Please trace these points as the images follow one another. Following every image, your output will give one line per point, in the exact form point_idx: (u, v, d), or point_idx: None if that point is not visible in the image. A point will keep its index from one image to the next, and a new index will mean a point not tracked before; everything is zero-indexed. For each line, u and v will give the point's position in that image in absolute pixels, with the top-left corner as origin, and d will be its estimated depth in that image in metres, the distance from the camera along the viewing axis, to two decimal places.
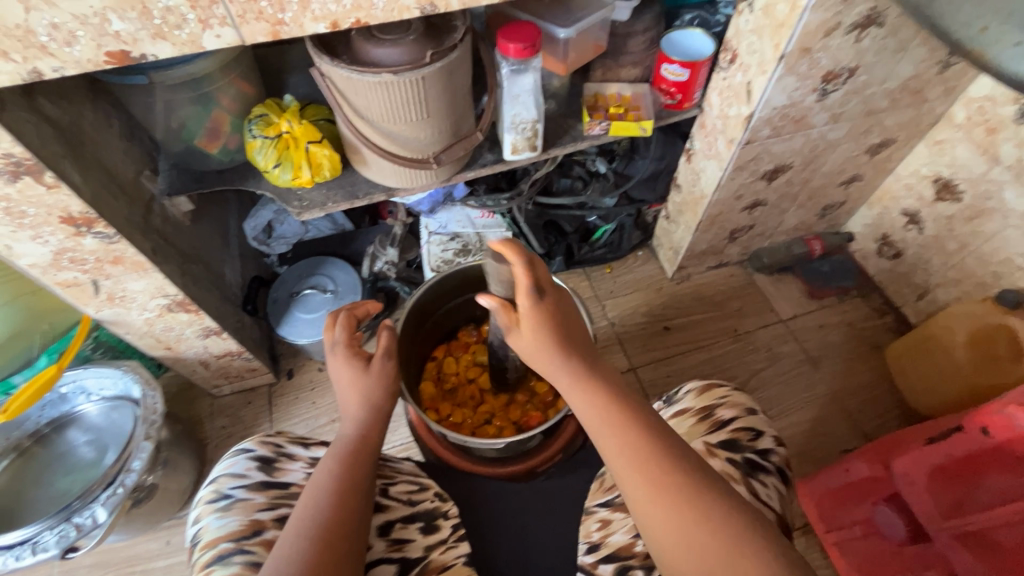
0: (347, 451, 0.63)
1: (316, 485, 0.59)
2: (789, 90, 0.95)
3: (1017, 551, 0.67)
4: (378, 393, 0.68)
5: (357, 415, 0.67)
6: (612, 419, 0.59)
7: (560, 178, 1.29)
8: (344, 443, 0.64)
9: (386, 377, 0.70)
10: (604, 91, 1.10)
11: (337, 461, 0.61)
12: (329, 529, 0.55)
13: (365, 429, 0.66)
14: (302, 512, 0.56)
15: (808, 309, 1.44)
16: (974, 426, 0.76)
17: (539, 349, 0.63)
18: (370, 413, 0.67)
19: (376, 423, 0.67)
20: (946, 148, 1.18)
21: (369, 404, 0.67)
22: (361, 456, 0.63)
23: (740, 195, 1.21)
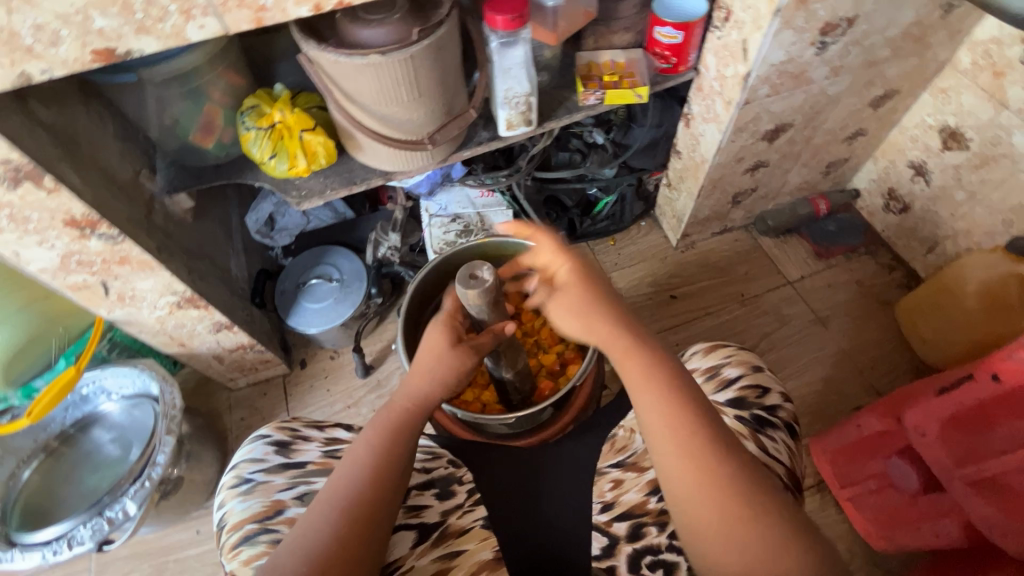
0: (390, 421, 0.61)
1: (354, 454, 0.58)
2: (786, 45, 0.92)
3: None
4: (442, 374, 0.63)
5: (411, 384, 0.63)
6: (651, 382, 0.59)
7: (558, 152, 1.29)
8: (393, 414, 0.62)
9: (466, 361, 0.63)
10: (597, 60, 1.08)
11: (380, 432, 0.60)
12: (360, 506, 0.55)
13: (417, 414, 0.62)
14: (339, 481, 0.57)
15: (815, 270, 1.42)
16: (985, 373, 0.74)
17: (580, 305, 0.64)
18: (427, 388, 0.63)
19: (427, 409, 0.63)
20: (951, 95, 1.15)
21: (434, 386, 0.63)
22: (404, 429, 0.61)
23: (741, 157, 1.19)
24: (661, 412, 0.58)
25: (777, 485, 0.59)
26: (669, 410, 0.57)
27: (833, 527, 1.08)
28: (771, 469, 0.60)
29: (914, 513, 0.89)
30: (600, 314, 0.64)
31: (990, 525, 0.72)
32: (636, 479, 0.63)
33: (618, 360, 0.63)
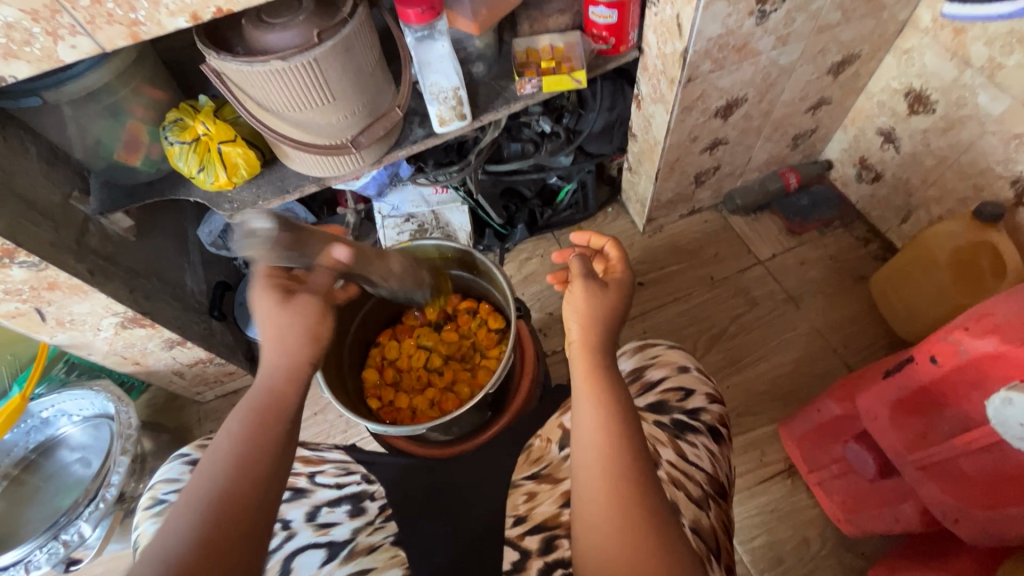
0: (259, 406, 0.59)
1: (223, 441, 0.57)
2: (721, 17, 0.88)
3: (981, 480, 0.66)
4: (292, 334, 0.62)
5: (276, 362, 0.61)
6: (603, 406, 0.57)
7: (509, 143, 1.22)
8: (259, 394, 0.60)
9: (308, 313, 0.63)
10: (535, 45, 1.03)
11: (250, 418, 0.58)
12: (225, 498, 0.53)
13: (273, 378, 0.61)
14: (197, 480, 0.54)
15: (787, 247, 1.37)
16: (922, 356, 0.69)
17: (595, 317, 0.62)
18: (288, 363, 0.61)
19: (291, 375, 0.61)
20: (914, 55, 1.09)
21: (283, 350, 0.61)
22: (274, 413, 0.59)
23: (695, 136, 1.14)
24: (596, 422, 0.56)
25: (696, 492, 0.61)
26: (603, 424, 0.56)
27: (805, 513, 1.06)
28: (689, 476, 0.62)
29: (876, 499, 0.86)
30: (603, 314, 0.62)
31: (943, 511, 0.69)
32: (550, 491, 0.65)
33: (577, 374, 0.60)
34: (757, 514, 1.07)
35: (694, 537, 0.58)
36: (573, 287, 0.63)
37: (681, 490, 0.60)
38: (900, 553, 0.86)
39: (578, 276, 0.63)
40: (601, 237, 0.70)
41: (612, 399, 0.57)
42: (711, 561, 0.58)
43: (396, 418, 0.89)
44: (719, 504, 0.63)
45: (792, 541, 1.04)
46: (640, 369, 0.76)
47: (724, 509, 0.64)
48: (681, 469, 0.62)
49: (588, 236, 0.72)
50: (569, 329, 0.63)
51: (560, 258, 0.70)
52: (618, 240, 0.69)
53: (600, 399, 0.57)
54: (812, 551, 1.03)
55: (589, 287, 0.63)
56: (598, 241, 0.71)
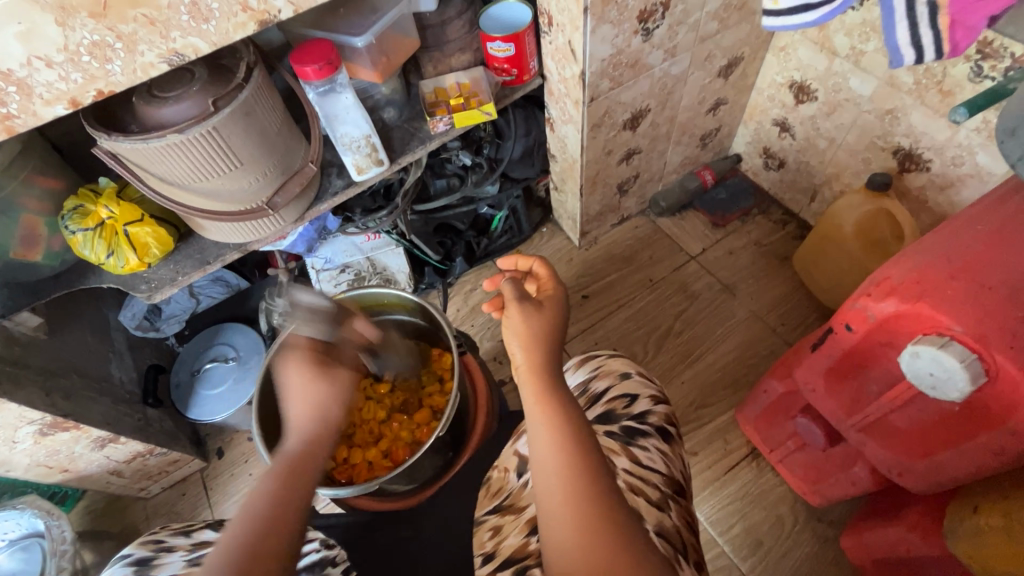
0: (288, 469, 0.58)
1: (250, 505, 0.54)
2: (609, 39, 0.93)
3: (913, 433, 0.69)
4: (330, 403, 0.63)
5: (303, 427, 0.62)
6: (556, 428, 0.57)
7: (434, 180, 1.23)
8: (290, 459, 0.59)
9: (343, 385, 0.65)
10: (442, 85, 1.06)
11: (278, 483, 0.57)
12: (247, 561, 0.50)
13: (306, 446, 0.61)
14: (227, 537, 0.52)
15: (714, 240, 1.44)
16: (840, 325, 0.71)
17: (531, 339, 0.62)
18: (320, 424, 0.62)
19: (316, 443, 0.62)
20: (790, 51, 1.19)
21: (317, 414, 0.62)
22: (300, 472, 0.59)
23: (610, 149, 1.19)
24: (552, 444, 0.56)
25: (654, 496, 0.62)
26: (558, 445, 0.56)
27: (772, 492, 1.09)
28: (647, 481, 0.63)
29: (829, 465, 0.91)
30: (543, 332, 0.63)
31: (889, 467, 0.75)
32: (515, 522, 0.63)
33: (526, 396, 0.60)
34: (730, 502, 1.09)
35: (660, 540, 0.59)
36: (509, 311, 0.64)
37: (641, 497, 0.61)
38: (862, 513, 0.91)
39: (513, 301, 0.64)
40: (527, 258, 0.72)
41: (563, 418, 0.58)
42: (680, 562, 0.59)
43: (352, 475, 0.86)
44: (679, 503, 0.64)
45: (767, 523, 1.06)
46: (587, 382, 0.78)
47: (686, 508, 0.65)
48: (637, 475, 0.63)
49: (514, 260, 0.73)
50: (513, 353, 0.63)
51: (491, 284, 0.71)
52: (545, 258, 0.71)
53: (551, 418, 0.58)
54: (787, 528, 1.05)
55: (528, 306, 0.64)
56: (525, 263, 0.73)
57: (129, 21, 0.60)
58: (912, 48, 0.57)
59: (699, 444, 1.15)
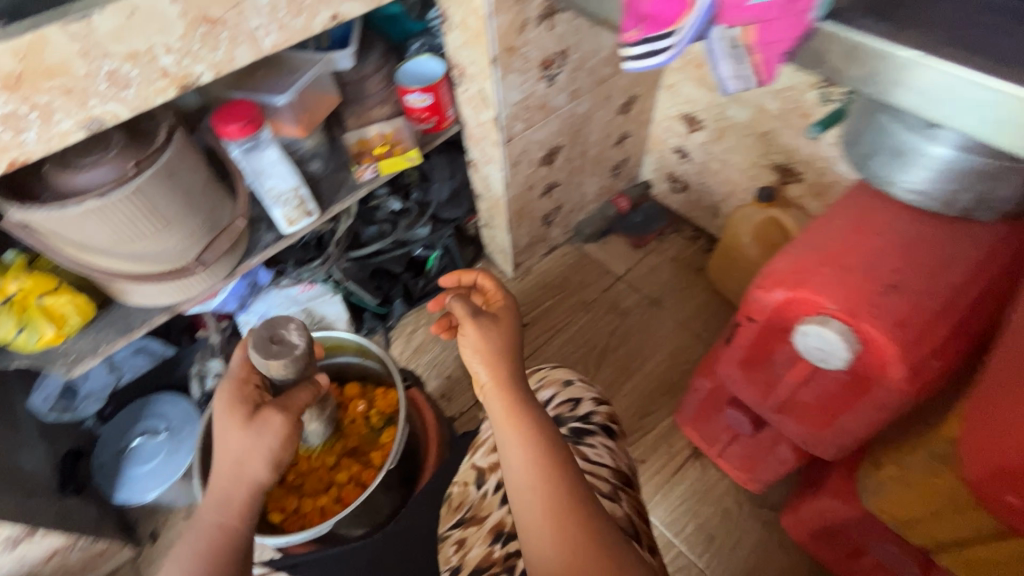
0: (209, 543, 0.57)
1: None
2: (518, 85, 1.02)
3: (818, 404, 0.78)
4: (251, 459, 0.59)
5: (218, 492, 0.59)
6: (527, 440, 0.60)
7: (366, 228, 1.27)
8: (204, 534, 0.57)
9: (275, 435, 0.60)
10: (366, 135, 1.09)
11: (200, 560, 0.55)
12: None
13: (223, 516, 0.58)
14: None
15: (636, 259, 1.56)
16: (742, 317, 0.79)
17: (491, 357, 0.64)
18: (239, 486, 0.59)
19: (237, 508, 0.59)
20: (677, 88, 1.35)
21: (239, 472, 0.59)
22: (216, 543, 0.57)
23: (531, 184, 1.28)
24: (525, 457, 0.59)
25: (605, 488, 0.67)
26: (531, 456, 0.59)
27: (717, 486, 1.16)
28: (597, 475, 0.68)
29: (758, 448, 0.99)
30: (501, 348, 0.65)
31: (802, 439, 0.83)
32: (477, 532, 0.64)
33: (496, 413, 0.63)
34: (680, 502, 1.15)
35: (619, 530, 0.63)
36: (466, 329, 0.66)
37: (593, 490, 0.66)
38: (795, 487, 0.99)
39: (468, 318, 0.65)
40: (469, 273, 0.75)
41: (528, 433, 0.60)
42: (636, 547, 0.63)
43: (304, 524, 0.85)
44: (628, 493, 0.69)
45: (716, 516, 1.12)
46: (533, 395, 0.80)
47: (635, 497, 0.70)
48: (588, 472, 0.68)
49: (457, 276, 0.76)
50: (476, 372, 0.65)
51: (437, 305, 0.75)
52: (488, 272, 0.75)
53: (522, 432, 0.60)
54: (734, 519, 1.12)
55: (485, 323, 0.66)
56: (468, 278, 0.75)
57: (45, 92, 0.60)
58: (735, 80, 0.61)
59: (647, 452, 1.21)
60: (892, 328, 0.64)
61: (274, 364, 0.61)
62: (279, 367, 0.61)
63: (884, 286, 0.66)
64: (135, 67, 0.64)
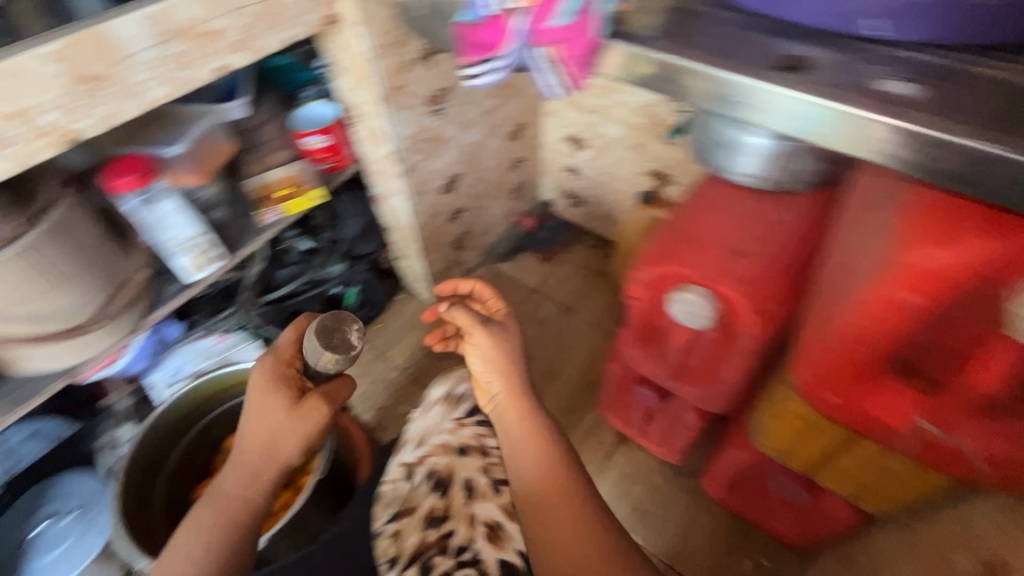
0: (231, 504, 0.67)
1: (189, 544, 0.64)
2: (409, 120, 1.11)
3: (703, 366, 0.88)
4: (285, 440, 0.68)
5: (247, 463, 0.68)
6: (537, 444, 0.65)
7: (278, 271, 1.27)
8: (225, 505, 0.67)
9: (311, 425, 0.69)
10: (267, 180, 1.12)
11: (225, 516, 0.66)
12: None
13: (247, 489, 0.68)
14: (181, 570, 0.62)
15: (547, 272, 1.67)
16: (628, 297, 0.89)
17: (503, 367, 0.70)
18: (268, 463, 0.68)
19: (256, 482, 0.68)
20: (559, 113, 1.50)
21: (269, 452, 0.68)
22: (235, 510, 0.66)
23: (437, 211, 1.36)
24: (535, 460, 0.64)
25: None
26: (541, 458, 0.64)
27: (644, 466, 1.24)
28: None
29: (667, 419, 1.09)
30: (510, 357, 0.70)
31: (698, 400, 0.94)
32: (412, 521, 0.67)
33: (506, 417, 0.68)
34: (614, 487, 1.22)
35: None
36: (476, 336, 0.71)
37: None
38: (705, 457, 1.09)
39: (479, 326, 0.71)
40: (467, 282, 0.79)
41: (542, 446, 0.65)
42: None
43: None
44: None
45: (647, 494, 1.20)
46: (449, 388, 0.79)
47: None
48: None
49: (454, 283, 0.80)
50: (487, 381, 0.70)
51: (430, 314, 0.77)
52: (485, 282, 0.78)
53: (530, 436, 0.66)
54: (663, 494, 1.20)
55: (493, 329, 0.72)
56: (465, 286, 0.79)
57: None
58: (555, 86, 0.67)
59: (580, 445, 1.29)
60: (741, 285, 0.76)
61: (326, 359, 0.68)
62: (328, 363, 0.68)
63: (730, 252, 0.80)
64: (14, 126, 0.65)
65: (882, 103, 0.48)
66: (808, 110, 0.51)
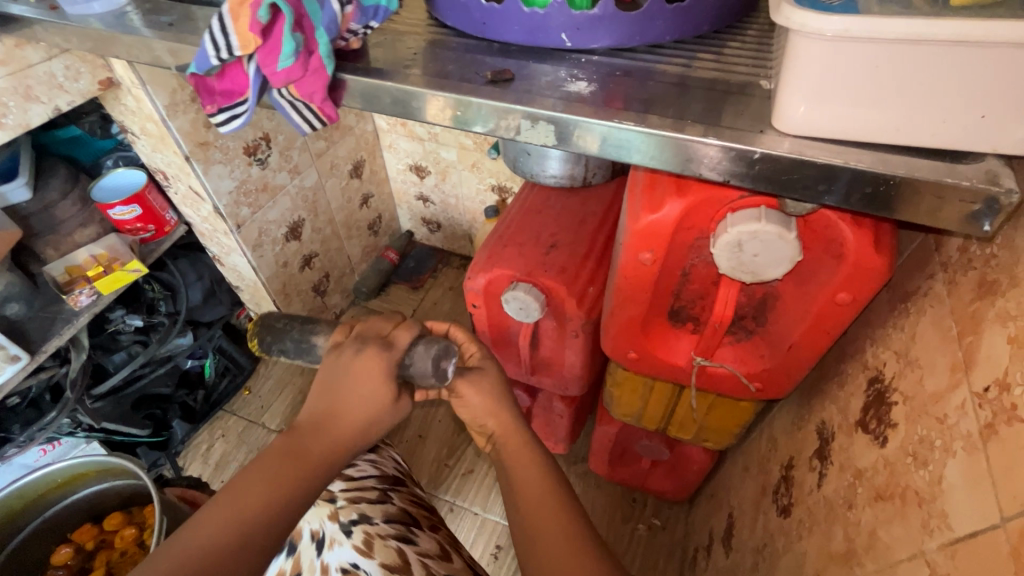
0: (298, 459, 0.55)
1: (256, 480, 0.52)
2: (228, 175, 1.08)
3: (550, 355, 0.95)
4: (380, 418, 0.60)
5: (335, 423, 0.57)
6: (536, 478, 0.64)
7: (110, 356, 1.15)
8: (296, 459, 0.54)
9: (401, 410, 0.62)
10: (75, 261, 1.04)
11: (287, 477, 0.53)
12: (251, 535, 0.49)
13: (324, 451, 0.56)
14: (247, 506, 0.50)
15: (418, 299, 1.67)
16: (470, 307, 0.92)
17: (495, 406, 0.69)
18: (352, 434, 0.58)
19: (330, 445, 0.57)
20: (396, 146, 1.53)
21: (360, 425, 0.58)
22: (299, 470, 0.54)
23: (284, 261, 1.32)
24: (535, 491, 0.62)
25: (374, 495, 0.70)
26: (543, 487, 0.63)
27: None
28: (364, 487, 0.71)
29: (542, 415, 1.14)
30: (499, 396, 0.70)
31: (559, 387, 1.00)
32: None
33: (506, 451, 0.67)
34: None
35: (429, 537, 0.68)
36: (462, 392, 0.69)
37: (361, 502, 0.69)
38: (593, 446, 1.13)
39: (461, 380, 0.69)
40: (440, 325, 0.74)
41: (543, 479, 0.63)
42: (414, 530, 0.68)
43: None
44: (400, 491, 0.73)
45: None
46: None
47: (410, 492, 0.74)
48: (354, 488, 0.70)
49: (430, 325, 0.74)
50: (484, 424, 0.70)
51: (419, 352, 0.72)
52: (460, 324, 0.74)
53: (532, 466, 0.65)
54: None
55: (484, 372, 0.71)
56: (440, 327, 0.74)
57: None
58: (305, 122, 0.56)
59: None
60: (557, 275, 0.84)
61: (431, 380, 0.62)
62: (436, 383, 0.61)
63: (546, 247, 0.87)
64: None
65: (596, 109, 0.48)
66: (622, 137, 0.47)
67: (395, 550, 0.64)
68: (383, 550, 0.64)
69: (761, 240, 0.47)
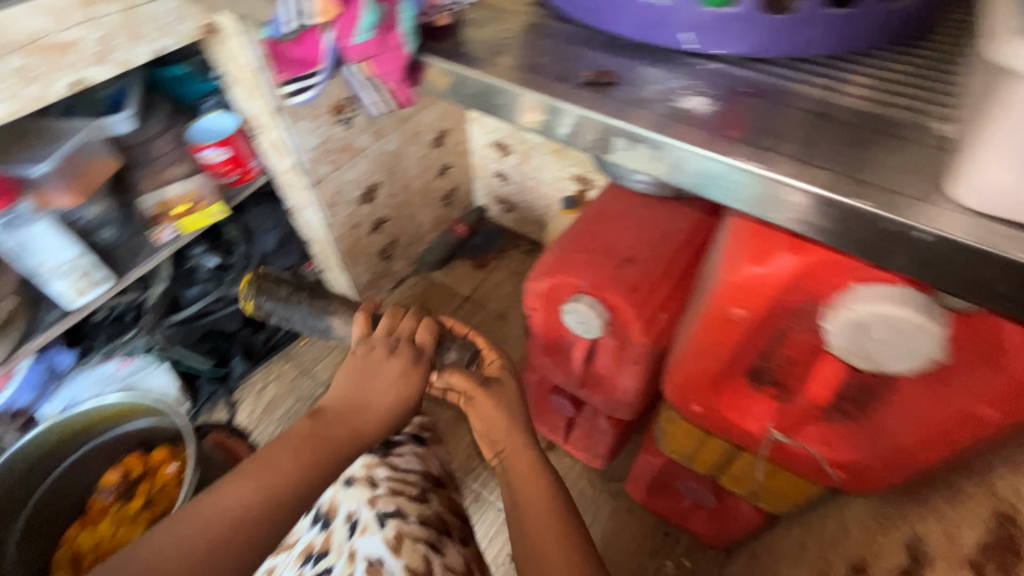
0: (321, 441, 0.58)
1: (276, 459, 0.56)
2: (312, 131, 1.08)
3: (604, 373, 0.88)
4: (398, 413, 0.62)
5: (357, 413, 0.60)
6: (552, 516, 0.57)
7: (186, 288, 1.20)
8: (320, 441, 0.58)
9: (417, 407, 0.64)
10: (163, 197, 1.06)
11: (309, 457, 0.56)
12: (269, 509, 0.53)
13: (344, 440, 0.59)
14: (269, 480, 0.54)
15: (480, 278, 1.64)
16: (528, 309, 0.87)
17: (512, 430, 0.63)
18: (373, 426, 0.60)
19: (351, 433, 0.59)
20: (482, 120, 1.48)
21: (380, 419, 0.60)
22: (319, 452, 0.57)
23: (355, 222, 1.32)
24: (552, 535, 0.55)
25: (414, 492, 0.69)
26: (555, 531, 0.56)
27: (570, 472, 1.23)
28: (407, 481, 0.69)
29: (584, 427, 1.08)
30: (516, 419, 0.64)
31: (608, 407, 0.93)
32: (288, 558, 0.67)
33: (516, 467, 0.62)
34: None
35: (456, 553, 0.65)
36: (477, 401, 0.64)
37: (399, 497, 0.68)
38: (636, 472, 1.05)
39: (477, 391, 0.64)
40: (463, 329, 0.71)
41: (557, 528, 0.56)
42: (444, 540, 0.66)
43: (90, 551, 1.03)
44: (440, 493, 0.71)
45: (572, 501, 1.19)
46: None
47: (449, 495, 0.71)
48: (396, 479, 0.69)
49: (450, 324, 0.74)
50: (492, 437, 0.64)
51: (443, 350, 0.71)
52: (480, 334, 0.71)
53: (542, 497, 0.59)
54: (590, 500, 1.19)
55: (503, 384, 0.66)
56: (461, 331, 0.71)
57: None
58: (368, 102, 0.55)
59: None
60: (627, 294, 0.76)
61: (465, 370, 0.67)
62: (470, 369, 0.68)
63: (621, 260, 0.79)
64: None
65: (709, 136, 0.41)
66: (716, 168, 0.40)
67: (423, 555, 0.63)
68: (410, 552, 0.63)
69: (891, 325, 0.39)
